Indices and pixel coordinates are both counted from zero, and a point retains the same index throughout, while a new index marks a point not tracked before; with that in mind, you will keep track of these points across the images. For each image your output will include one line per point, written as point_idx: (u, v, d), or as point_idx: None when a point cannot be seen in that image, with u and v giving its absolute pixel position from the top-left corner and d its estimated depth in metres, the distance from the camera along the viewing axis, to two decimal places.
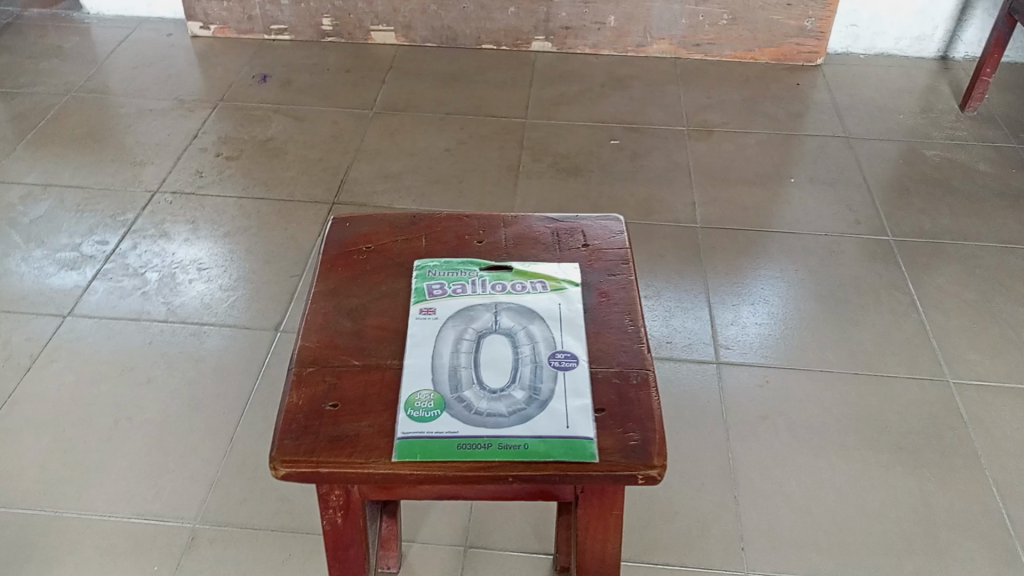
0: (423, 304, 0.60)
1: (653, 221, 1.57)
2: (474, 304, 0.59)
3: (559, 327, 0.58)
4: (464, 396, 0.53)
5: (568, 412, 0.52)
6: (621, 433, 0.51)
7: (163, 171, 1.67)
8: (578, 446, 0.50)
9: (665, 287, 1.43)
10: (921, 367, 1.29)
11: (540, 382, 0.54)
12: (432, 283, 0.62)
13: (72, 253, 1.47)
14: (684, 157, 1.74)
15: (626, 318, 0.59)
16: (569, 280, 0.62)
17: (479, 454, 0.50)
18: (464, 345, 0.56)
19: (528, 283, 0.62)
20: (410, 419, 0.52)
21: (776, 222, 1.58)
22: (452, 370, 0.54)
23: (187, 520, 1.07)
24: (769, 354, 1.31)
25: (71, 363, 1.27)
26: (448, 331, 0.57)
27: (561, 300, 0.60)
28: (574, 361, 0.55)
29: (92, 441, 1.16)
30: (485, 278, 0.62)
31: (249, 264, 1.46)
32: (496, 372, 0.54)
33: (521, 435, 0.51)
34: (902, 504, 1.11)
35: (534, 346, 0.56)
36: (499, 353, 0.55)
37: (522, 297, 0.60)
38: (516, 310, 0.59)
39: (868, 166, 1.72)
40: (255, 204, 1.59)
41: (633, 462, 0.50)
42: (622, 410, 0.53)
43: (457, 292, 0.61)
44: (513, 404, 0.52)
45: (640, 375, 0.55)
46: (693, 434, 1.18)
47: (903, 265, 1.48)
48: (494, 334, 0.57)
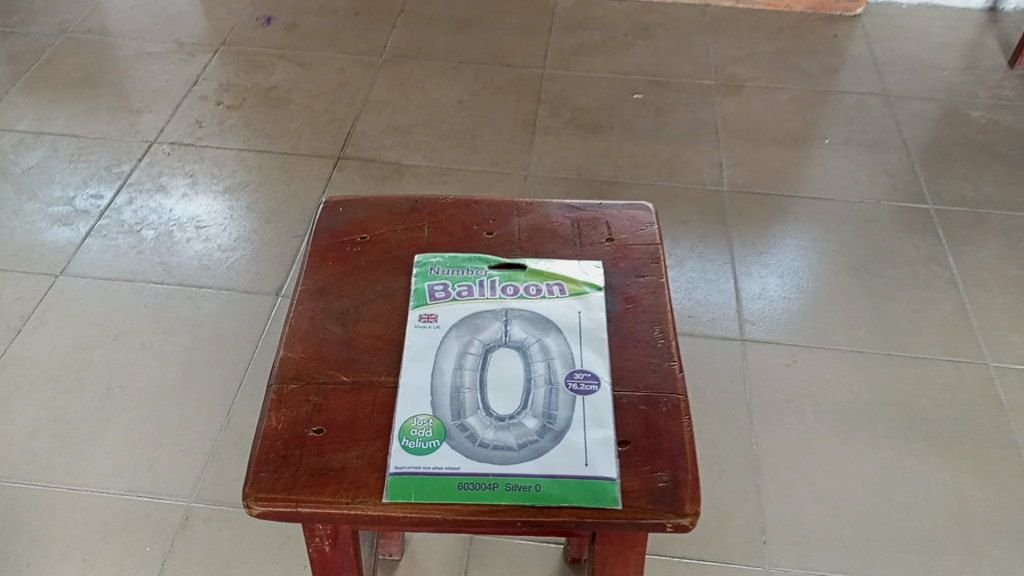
0: (423, 309, 0.55)
1: (676, 183, 1.48)
2: (481, 312, 0.55)
3: (578, 343, 0.53)
4: (466, 424, 0.48)
5: (587, 447, 0.47)
6: (648, 473, 0.46)
7: (161, 120, 1.59)
8: (598, 489, 0.45)
9: (688, 255, 1.35)
10: (958, 348, 1.21)
11: (554, 408, 0.49)
12: (434, 283, 0.58)
13: (65, 207, 1.40)
14: (711, 114, 1.64)
15: (654, 329, 0.55)
16: (589, 282, 0.58)
17: (483, 497, 0.45)
18: (467, 362, 0.51)
19: (543, 284, 0.58)
20: (404, 450, 0.47)
21: (807, 186, 1.49)
22: (455, 391, 0.50)
23: (181, 498, 1.02)
24: (796, 330, 1.24)
25: (63, 326, 1.22)
26: (451, 344, 0.53)
27: (580, 308, 0.55)
28: (594, 383, 0.50)
29: (84, 410, 1.11)
30: (495, 280, 0.58)
31: (251, 222, 1.39)
32: (504, 395, 0.49)
33: (530, 474, 0.45)
34: (935, 498, 1.04)
35: (548, 364, 0.51)
36: (507, 372, 0.51)
37: (535, 303, 0.55)
38: (529, 320, 0.54)
39: (908, 127, 1.61)
40: (257, 157, 1.51)
41: (661, 509, 0.44)
42: (648, 444, 0.47)
43: (462, 296, 0.56)
44: (522, 434, 0.48)
45: (670, 402, 0.50)
46: (714, 418, 1.12)
47: (942, 237, 1.38)
48: (503, 348, 0.52)
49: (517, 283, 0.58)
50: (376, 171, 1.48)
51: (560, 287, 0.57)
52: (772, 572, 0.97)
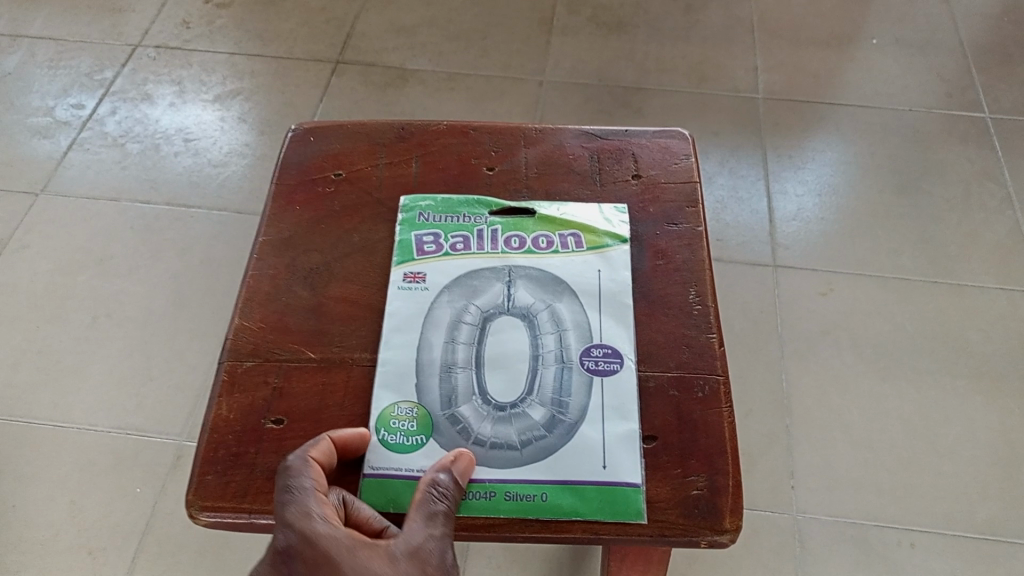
0: (409, 267, 0.54)
1: (707, 90, 1.35)
2: (481, 271, 0.53)
3: (596, 314, 0.51)
4: (458, 413, 0.47)
5: (606, 446, 0.46)
6: (682, 481, 0.45)
7: (146, 21, 1.46)
8: (619, 498, 0.45)
9: (718, 170, 1.23)
10: (1012, 276, 1.11)
11: (565, 394, 0.48)
12: (423, 233, 0.56)
13: (44, 117, 1.30)
14: (747, 11, 1.49)
15: (691, 293, 0.54)
16: (611, 233, 0.56)
17: (480, 509, 0.45)
18: (462, 336, 0.50)
19: (557, 235, 0.56)
20: (383, 446, 0.46)
21: (849, 92, 1.35)
22: (447, 372, 0.49)
23: (171, 436, 0.97)
24: (832, 255, 1.14)
25: (45, 250, 1.14)
26: (443, 310, 0.51)
27: (600, 268, 0.54)
28: (616, 362, 0.49)
29: (69, 341, 1.05)
30: (496, 231, 0.56)
31: (244, 134, 1.28)
32: (501, 379, 0.49)
33: (538, 479, 0.45)
34: (979, 440, 0.96)
35: (558, 337, 0.50)
36: (506, 348, 0.50)
37: (547, 259, 0.54)
38: (536, 282, 0.53)
39: (965, 25, 1.46)
40: (250, 62, 1.39)
41: (697, 523, 0.44)
42: (681, 441, 0.47)
43: (455, 250, 0.54)
44: (525, 428, 0.47)
45: (707, 387, 0.49)
46: (742, 353, 1.04)
47: (998, 150, 1.26)
48: (502, 316, 0.51)
49: (524, 235, 0.56)
50: (378, 78, 1.36)
51: (577, 241, 0.55)
52: (800, 519, 0.91)
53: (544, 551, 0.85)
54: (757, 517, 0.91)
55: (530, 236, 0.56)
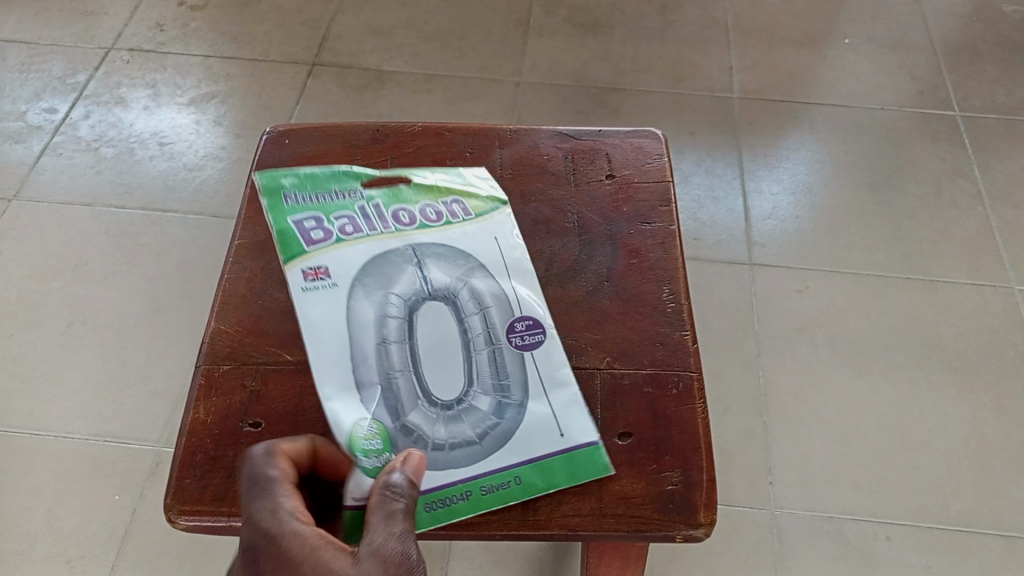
0: (305, 262, 0.53)
1: (683, 90, 1.36)
2: (387, 258, 0.54)
3: (507, 288, 0.53)
4: (408, 422, 0.47)
5: (557, 417, 0.48)
6: (658, 477, 0.46)
7: (118, 24, 1.45)
8: (582, 460, 0.47)
9: (694, 170, 1.24)
10: (983, 272, 1.13)
11: (504, 376, 0.49)
12: (306, 221, 0.56)
13: (16, 122, 1.29)
14: (721, 11, 1.50)
15: (664, 290, 0.55)
16: (490, 196, 0.59)
17: (453, 513, 0.45)
18: (390, 333, 0.50)
19: (443, 202, 0.58)
20: (365, 474, 0.45)
21: (822, 91, 1.37)
22: (386, 378, 0.48)
23: (149, 442, 0.96)
24: (807, 252, 1.15)
25: (19, 256, 1.13)
26: (364, 308, 0.51)
27: (497, 235, 0.56)
28: (540, 333, 0.51)
29: (44, 348, 1.04)
30: (380, 205, 0.57)
31: (220, 138, 1.28)
32: (437, 376, 0.49)
33: (507, 466, 0.46)
34: (952, 434, 0.98)
35: (482, 317, 0.52)
36: (436, 337, 0.50)
37: (445, 232, 0.55)
38: (443, 262, 0.54)
39: (934, 24, 1.48)
40: (225, 65, 1.38)
41: (672, 517, 0.45)
42: (656, 437, 0.48)
43: (346, 232, 0.55)
44: (477, 421, 0.47)
45: (681, 383, 0.50)
46: (720, 351, 1.04)
47: (969, 147, 1.28)
48: (426, 303, 0.52)
49: (409, 207, 0.57)
50: (354, 80, 1.35)
51: (464, 208, 0.57)
52: (778, 515, 0.91)
53: (525, 551, 0.86)
54: (736, 513, 0.91)
55: (415, 208, 0.57)
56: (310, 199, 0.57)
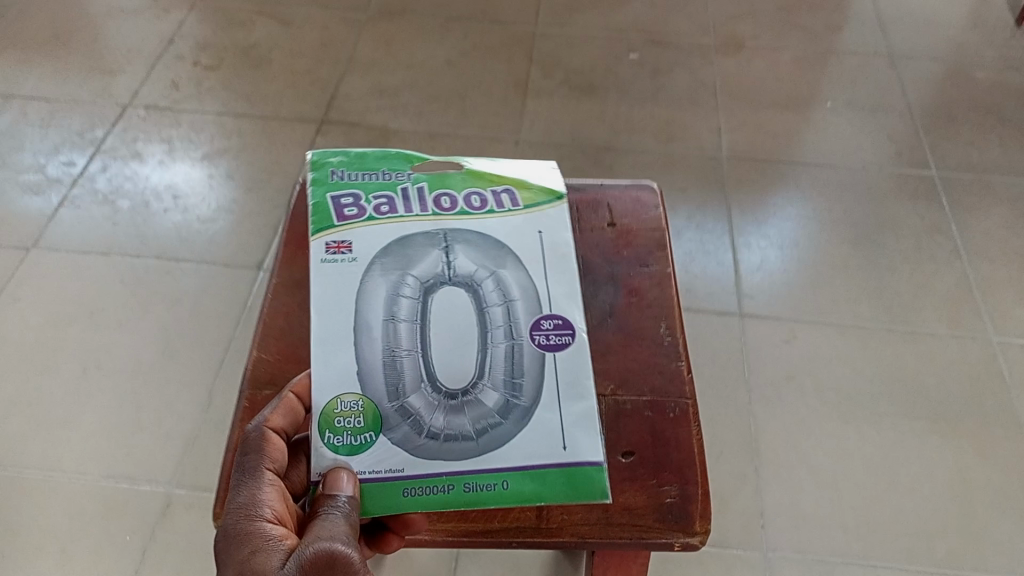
0: (330, 235, 0.56)
1: (674, 149, 1.43)
2: (415, 238, 0.57)
3: (544, 282, 0.57)
4: (406, 404, 0.51)
5: (565, 429, 0.51)
6: (658, 490, 0.52)
7: (136, 82, 1.52)
8: (582, 475, 0.50)
9: (686, 225, 1.30)
10: (962, 323, 1.18)
11: (519, 376, 0.53)
12: (343, 198, 0.59)
13: (36, 175, 1.34)
14: (710, 75, 1.58)
15: (662, 326, 0.60)
16: (541, 189, 0.62)
17: (435, 503, 0.48)
18: (402, 311, 0.54)
19: (494, 190, 0.62)
20: (337, 452, 0.49)
21: (807, 152, 1.44)
22: (392, 357, 0.52)
23: (161, 483, 0.99)
24: (795, 304, 1.20)
25: (36, 303, 1.17)
26: (377, 283, 0.55)
27: (541, 228, 0.59)
28: (569, 335, 0.55)
29: (59, 391, 1.07)
30: (423, 189, 0.60)
31: (231, 191, 1.33)
32: (445, 365, 0.53)
33: (499, 469, 0.50)
34: (936, 478, 1.02)
35: (506, 309, 0.55)
36: (449, 322, 0.54)
37: (485, 220, 0.59)
38: (471, 249, 0.57)
39: (912, 89, 1.56)
40: (237, 122, 1.45)
41: (672, 526, 0.51)
42: (656, 455, 0.54)
43: (380, 212, 0.58)
44: (479, 417, 0.51)
45: (677, 408, 0.56)
46: (713, 397, 1.09)
47: (947, 206, 1.34)
48: (443, 286, 0.56)
49: (454, 194, 0.61)
50: (361, 137, 1.42)
51: (513, 198, 0.61)
52: (770, 557, 0.95)
53: None
54: (729, 555, 0.94)
55: (460, 195, 0.61)
56: (349, 177, 0.61)
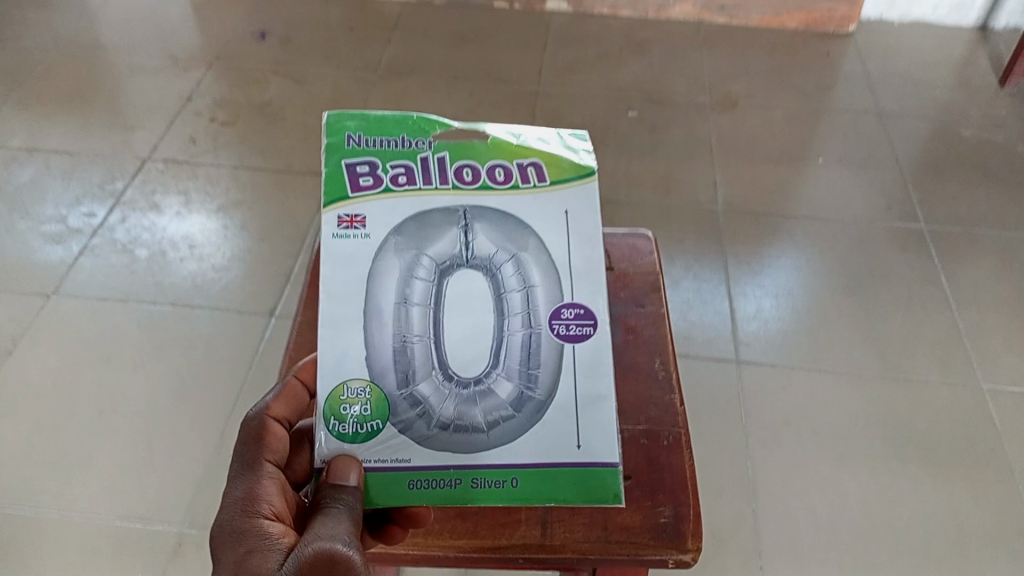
0: (340, 208, 0.52)
1: (672, 201, 1.48)
2: (431, 213, 0.53)
3: (568, 269, 0.53)
4: (414, 392, 0.50)
5: (580, 430, 0.51)
6: (653, 510, 0.56)
7: (155, 138, 1.58)
8: (593, 475, 0.50)
9: (684, 274, 1.35)
10: (953, 370, 1.21)
11: (535, 367, 0.52)
12: (354, 162, 0.53)
13: (58, 225, 1.39)
14: (706, 131, 1.64)
15: (657, 361, 0.65)
16: (573, 164, 0.55)
17: (441, 497, 0.49)
18: (414, 294, 0.52)
19: (521, 163, 0.55)
20: (343, 441, 0.50)
21: (800, 205, 1.49)
22: (402, 343, 0.51)
23: (173, 523, 1.01)
24: (790, 351, 1.24)
25: (55, 348, 1.21)
26: (390, 262, 0.52)
27: (569, 210, 0.54)
28: (589, 326, 0.53)
29: (76, 433, 1.10)
30: (444, 158, 0.54)
31: (245, 241, 1.38)
32: (458, 352, 0.51)
33: (507, 466, 0.50)
34: (930, 521, 1.04)
35: (525, 294, 0.53)
36: (465, 309, 0.52)
37: (511, 198, 0.54)
38: (490, 226, 0.53)
39: (901, 145, 1.62)
40: (252, 175, 1.51)
41: (665, 544, 0.55)
42: (651, 479, 0.58)
43: (396, 184, 0.53)
44: (490, 408, 0.51)
45: (671, 436, 0.60)
46: (711, 441, 1.12)
47: (936, 257, 1.39)
48: (460, 269, 0.53)
49: (477, 163, 0.54)
50: None
51: (541, 171, 0.55)
52: None
53: None
54: None
55: (484, 165, 0.54)
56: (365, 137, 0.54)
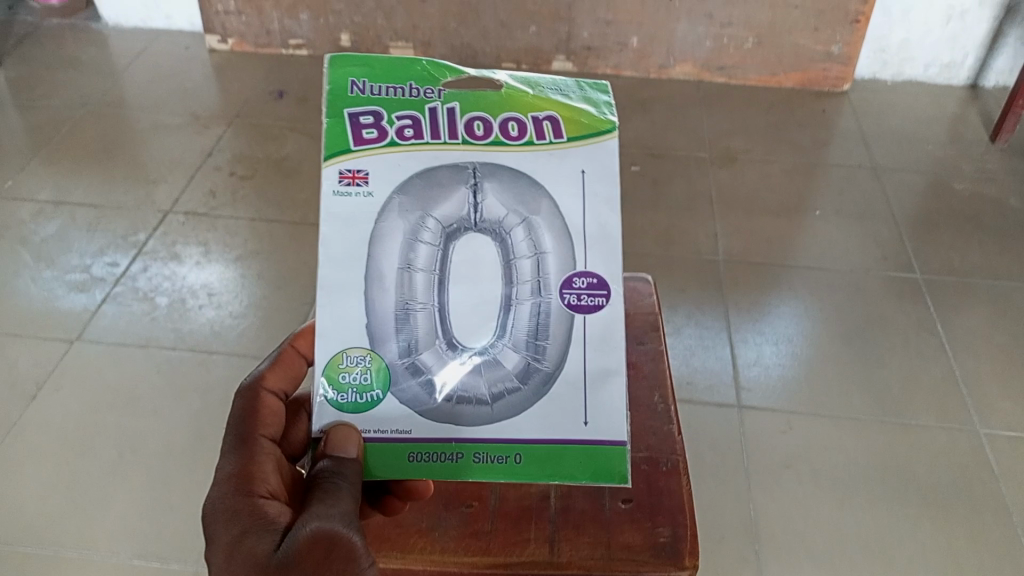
0: (344, 163, 0.55)
1: (674, 252, 1.53)
2: (439, 170, 0.56)
3: (579, 235, 0.56)
4: (417, 360, 0.55)
5: (587, 408, 0.55)
6: (652, 530, 0.62)
7: (176, 191, 1.65)
8: (598, 452, 0.55)
9: (686, 322, 1.39)
10: (950, 415, 1.24)
11: (542, 338, 0.56)
12: (361, 113, 0.56)
13: (82, 274, 1.45)
14: (706, 185, 1.70)
15: (655, 396, 0.72)
16: (586, 117, 0.58)
17: (442, 470, 0.54)
18: (420, 260, 0.55)
19: (532, 117, 0.58)
20: (342, 410, 0.55)
21: (798, 255, 1.54)
22: (405, 309, 0.55)
23: (190, 563, 1.04)
24: (791, 396, 1.27)
25: (78, 391, 1.25)
26: (396, 223, 0.55)
27: (585, 169, 0.57)
28: (602, 297, 0.56)
29: (96, 474, 1.14)
30: (454, 111, 0.57)
31: (261, 289, 1.43)
32: (463, 320, 0.56)
33: (509, 443, 0.55)
34: (930, 562, 1.06)
35: (536, 262, 0.56)
36: (472, 275, 0.56)
37: (521, 154, 0.56)
38: (499, 187, 0.56)
39: (895, 199, 1.68)
40: (268, 227, 1.56)
41: (664, 560, 0.60)
42: (651, 501, 0.64)
43: (402, 137, 0.56)
44: (496, 380, 0.56)
45: (670, 462, 0.67)
46: (715, 483, 1.14)
47: (931, 305, 1.43)
48: (467, 232, 0.56)
49: (488, 117, 0.57)
50: None
51: (557, 127, 0.57)
52: None
53: None
54: None
55: (496, 120, 0.57)
56: (375, 87, 0.57)
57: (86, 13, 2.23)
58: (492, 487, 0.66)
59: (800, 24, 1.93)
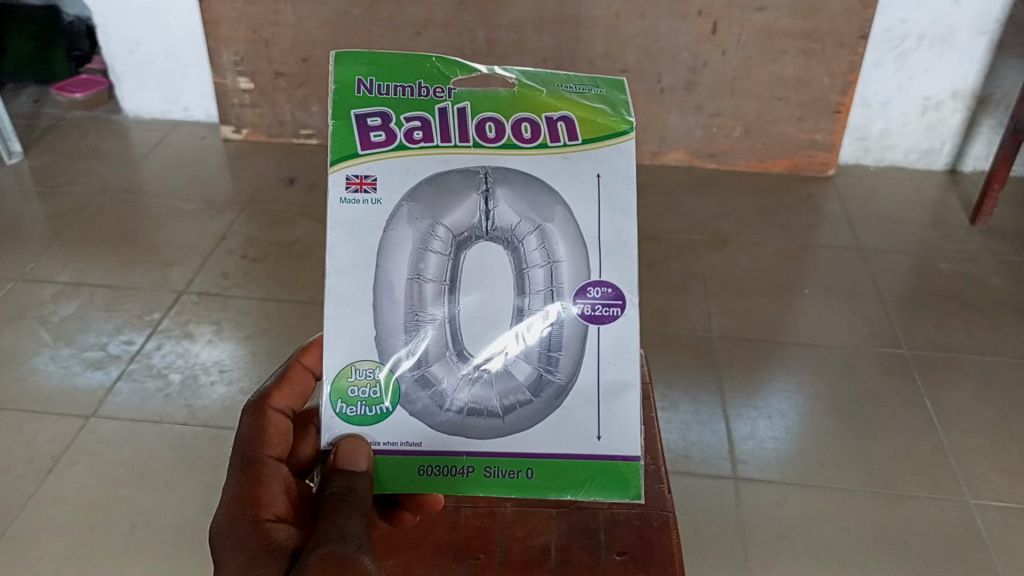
0: (350, 168, 0.60)
1: (669, 330, 1.59)
2: (450, 176, 0.61)
3: (594, 242, 0.61)
4: (428, 372, 0.61)
5: (602, 422, 0.61)
6: None
7: (190, 273, 1.72)
8: (612, 467, 0.61)
9: (682, 397, 1.43)
10: (940, 487, 1.28)
11: (555, 349, 0.61)
12: (368, 115, 0.61)
13: (98, 352, 1.50)
14: (699, 266, 1.77)
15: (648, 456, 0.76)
16: (601, 113, 0.63)
17: (456, 485, 0.60)
18: (431, 270, 0.61)
19: (549, 116, 0.62)
20: (352, 423, 0.60)
21: (789, 332, 1.60)
22: (415, 319, 0.61)
23: None
24: (786, 469, 1.30)
25: (91, 465, 1.28)
26: (407, 231, 0.61)
27: (600, 173, 0.61)
28: (617, 307, 0.61)
29: (109, 546, 1.16)
30: (465, 111, 0.62)
31: (271, 368, 1.48)
32: (473, 333, 0.61)
33: (522, 459, 0.60)
34: None
35: (548, 270, 0.61)
36: (480, 282, 0.61)
37: (532, 155, 0.61)
38: (509, 197, 0.61)
39: (881, 278, 1.75)
40: (278, 307, 1.62)
41: None
42: (643, 553, 0.68)
43: (411, 139, 0.61)
44: (508, 393, 0.61)
45: (660, 518, 0.70)
46: (712, 555, 1.17)
47: (919, 381, 1.48)
48: (479, 241, 0.61)
49: (501, 119, 0.62)
50: None
51: (571, 128, 0.62)
52: None
53: None
54: None
55: (508, 122, 0.62)
56: (382, 85, 0.62)
57: (109, 105, 2.35)
58: (499, 538, 0.71)
59: (785, 115, 2.04)
